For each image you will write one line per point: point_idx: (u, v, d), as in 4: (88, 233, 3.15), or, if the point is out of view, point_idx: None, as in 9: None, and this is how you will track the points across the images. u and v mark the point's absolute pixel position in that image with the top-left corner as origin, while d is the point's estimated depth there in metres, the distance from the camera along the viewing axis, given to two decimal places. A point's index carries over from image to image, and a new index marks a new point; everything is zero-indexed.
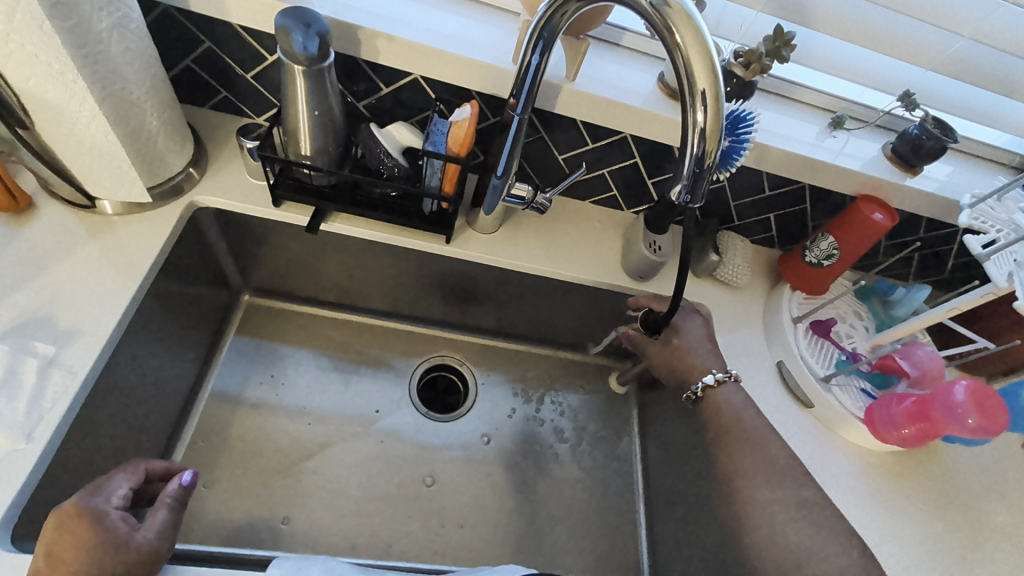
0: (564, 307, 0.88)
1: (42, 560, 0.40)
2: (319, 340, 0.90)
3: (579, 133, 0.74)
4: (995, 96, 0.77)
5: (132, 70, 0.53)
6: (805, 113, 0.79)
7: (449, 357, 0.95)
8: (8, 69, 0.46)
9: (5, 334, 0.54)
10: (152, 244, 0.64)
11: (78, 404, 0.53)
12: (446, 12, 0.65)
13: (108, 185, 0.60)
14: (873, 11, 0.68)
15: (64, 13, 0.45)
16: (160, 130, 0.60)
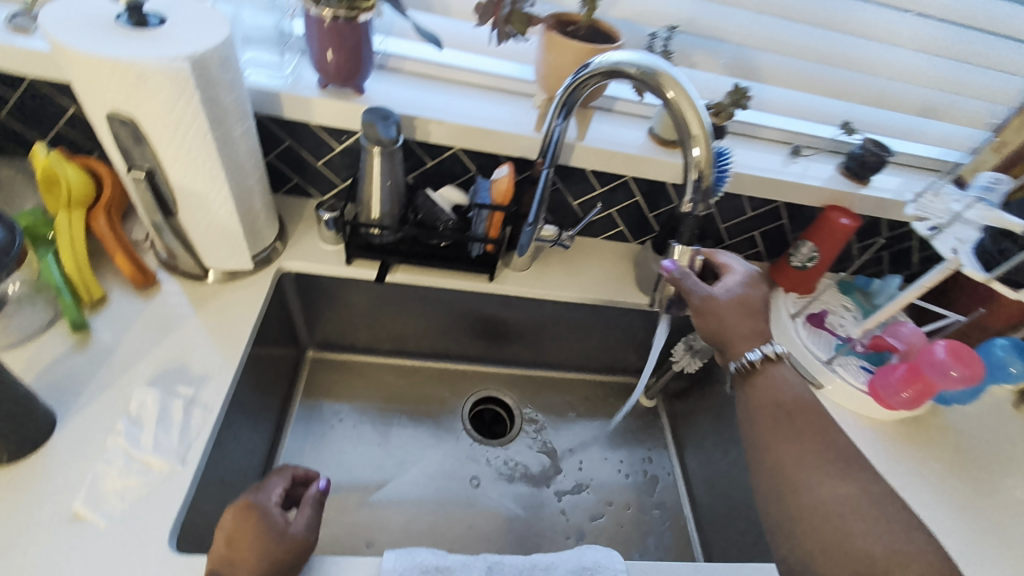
0: (592, 331, 1.01)
1: (224, 545, 0.50)
2: (379, 385, 1.02)
3: (590, 180, 0.91)
4: (916, 118, 0.96)
5: (251, 165, 0.68)
6: (769, 146, 0.97)
7: (493, 391, 1.06)
8: (174, 170, 0.60)
9: (151, 382, 0.65)
10: (255, 303, 0.76)
11: (215, 434, 0.63)
12: (478, 99, 0.83)
13: (222, 257, 0.73)
14: (806, 65, 0.88)
15: (219, 127, 0.60)
16: (261, 210, 0.74)
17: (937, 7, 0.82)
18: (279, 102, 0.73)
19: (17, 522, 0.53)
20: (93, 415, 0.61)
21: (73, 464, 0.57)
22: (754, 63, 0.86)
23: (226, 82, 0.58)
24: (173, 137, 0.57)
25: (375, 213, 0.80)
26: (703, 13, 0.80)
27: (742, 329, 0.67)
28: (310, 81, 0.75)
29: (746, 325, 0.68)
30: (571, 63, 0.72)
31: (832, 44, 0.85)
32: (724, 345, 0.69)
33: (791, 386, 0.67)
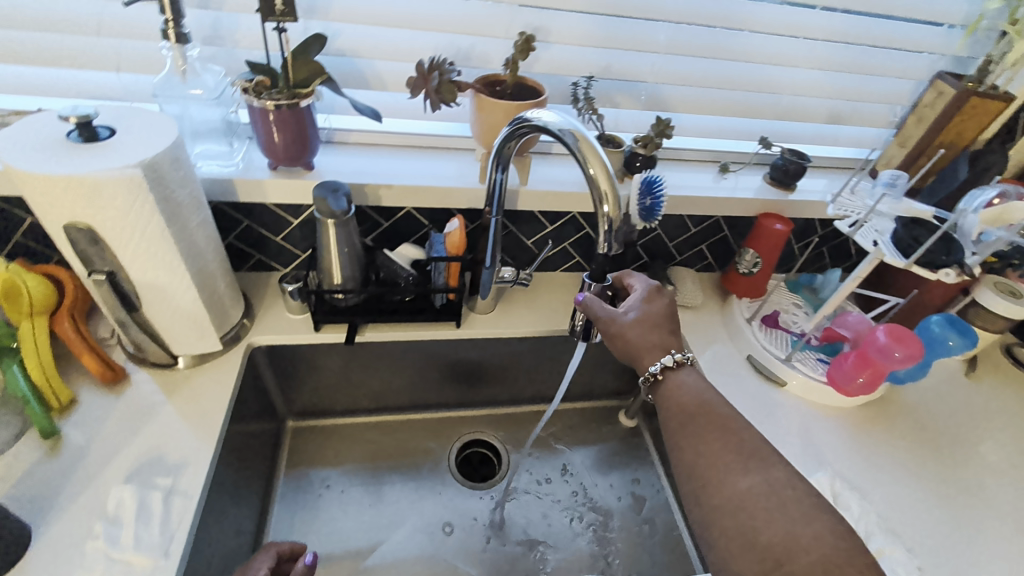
0: (564, 361, 1.04)
1: None
2: (363, 445, 1.02)
3: (540, 219, 0.96)
4: (826, 126, 1.05)
5: (210, 251, 0.70)
6: (700, 167, 1.04)
7: (478, 433, 1.07)
8: (134, 267, 0.63)
9: (127, 478, 0.65)
10: (227, 382, 0.77)
11: (196, 521, 0.63)
12: (423, 159, 0.88)
13: (190, 343, 0.75)
14: (718, 93, 0.96)
15: (174, 222, 0.63)
16: (225, 291, 0.77)
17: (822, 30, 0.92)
18: (232, 188, 0.77)
19: None
20: (70, 521, 0.61)
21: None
22: (671, 97, 0.94)
23: (178, 179, 0.62)
24: (131, 238, 0.60)
25: (338, 279, 0.83)
26: (616, 60, 0.88)
27: (645, 343, 0.72)
28: (259, 165, 0.79)
29: (649, 338, 0.73)
30: (502, 119, 0.78)
31: (736, 72, 0.94)
32: (635, 361, 0.73)
33: (696, 390, 0.70)
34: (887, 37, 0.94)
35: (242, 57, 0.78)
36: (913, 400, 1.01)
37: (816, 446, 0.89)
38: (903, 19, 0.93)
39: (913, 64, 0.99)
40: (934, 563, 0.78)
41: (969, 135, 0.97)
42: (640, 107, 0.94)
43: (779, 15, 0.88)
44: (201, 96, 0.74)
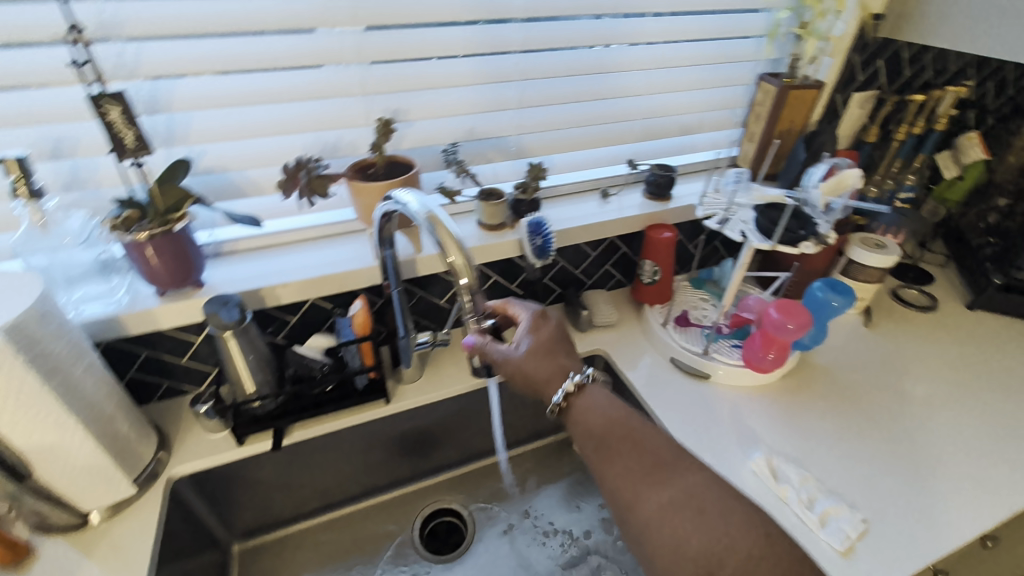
0: (506, 409, 1.05)
1: None
2: (320, 549, 0.97)
3: (445, 280, 1.00)
4: (683, 137, 1.17)
5: (104, 395, 0.68)
6: (584, 197, 1.12)
7: (438, 503, 1.05)
8: (17, 434, 0.60)
9: None
10: (149, 526, 0.73)
11: None
12: (315, 250, 0.90)
13: (100, 495, 0.71)
14: (580, 130, 1.06)
15: (54, 377, 0.61)
16: (130, 431, 0.73)
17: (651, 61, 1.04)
18: (120, 324, 0.76)
19: None
20: None
21: None
22: (537, 143, 1.03)
23: (49, 334, 0.60)
24: (5, 407, 0.58)
25: (251, 385, 0.82)
26: (477, 122, 0.95)
27: (544, 373, 0.72)
28: (146, 295, 0.79)
29: (546, 366, 0.73)
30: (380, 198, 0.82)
31: (588, 110, 1.03)
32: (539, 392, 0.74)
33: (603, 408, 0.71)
34: (707, 56, 1.07)
35: (109, 196, 0.79)
36: (825, 360, 1.09)
37: (750, 428, 0.93)
38: (717, 39, 1.07)
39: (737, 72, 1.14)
40: (877, 510, 0.82)
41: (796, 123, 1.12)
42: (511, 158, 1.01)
43: (609, 55, 0.99)
44: (69, 242, 0.74)
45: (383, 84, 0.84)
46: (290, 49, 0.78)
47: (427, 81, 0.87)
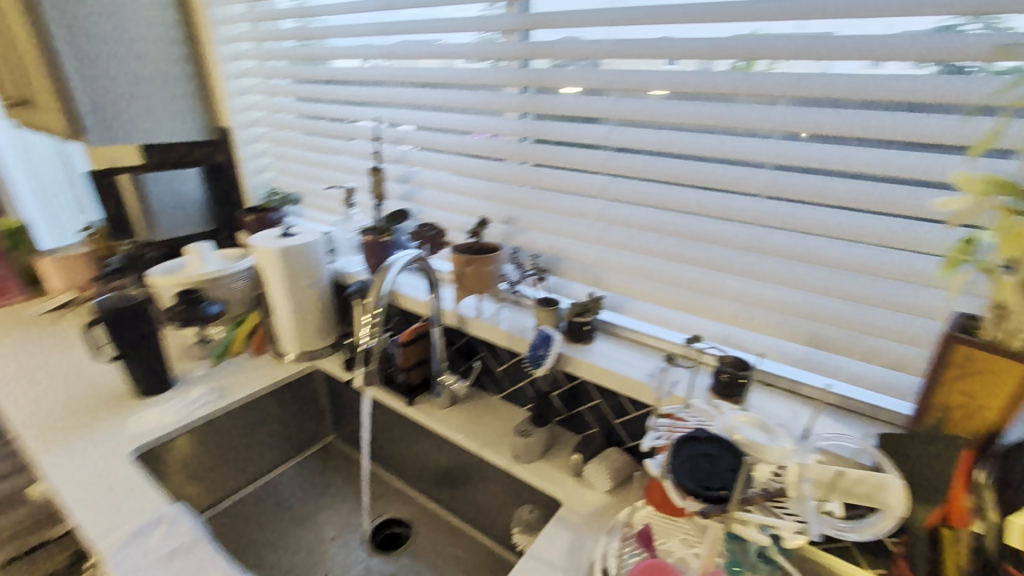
0: (481, 483, 1.08)
1: (108, 493, 0.89)
2: (335, 481, 1.30)
3: (496, 351, 1.14)
4: (812, 349, 0.88)
5: (303, 298, 1.24)
6: (648, 353, 1.02)
7: (401, 511, 1.21)
8: (275, 300, 1.24)
9: (213, 386, 1.20)
10: (271, 379, 1.26)
11: (196, 417, 1.10)
12: (420, 282, 1.25)
13: (287, 343, 1.30)
14: (658, 288, 1.00)
15: (290, 273, 1.20)
16: (294, 323, 1.26)
17: (761, 243, 0.86)
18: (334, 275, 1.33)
19: (127, 417, 1.10)
20: (174, 396, 1.17)
21: (149, 410, 1.13)
22: (608, 279, 1.05)
23: (305, 260, 1.21)
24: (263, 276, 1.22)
25: (323, 340, 1.33)
26: (559, 240, 1.09)
27: None
28: (354, 268, 1.35)
29: None
30: (460, 267, 1.06)
31: (669, 269, 0.98)
32: None
33: None
34: (842, 258, 0.80)
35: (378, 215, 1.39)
36: None
37: None
38: (867, 246, 0.79)
39: (916, 298, 0.77)
40: None
41: (975, 409, 0.67)
42: (584, 281, 1.07)
43: (689, 225, 0.93)
44: (348, 228, 1.35)
45: (507, 197, 1.12)
46: (467, 144, 1.14)
47: (529, 201, 1.10)
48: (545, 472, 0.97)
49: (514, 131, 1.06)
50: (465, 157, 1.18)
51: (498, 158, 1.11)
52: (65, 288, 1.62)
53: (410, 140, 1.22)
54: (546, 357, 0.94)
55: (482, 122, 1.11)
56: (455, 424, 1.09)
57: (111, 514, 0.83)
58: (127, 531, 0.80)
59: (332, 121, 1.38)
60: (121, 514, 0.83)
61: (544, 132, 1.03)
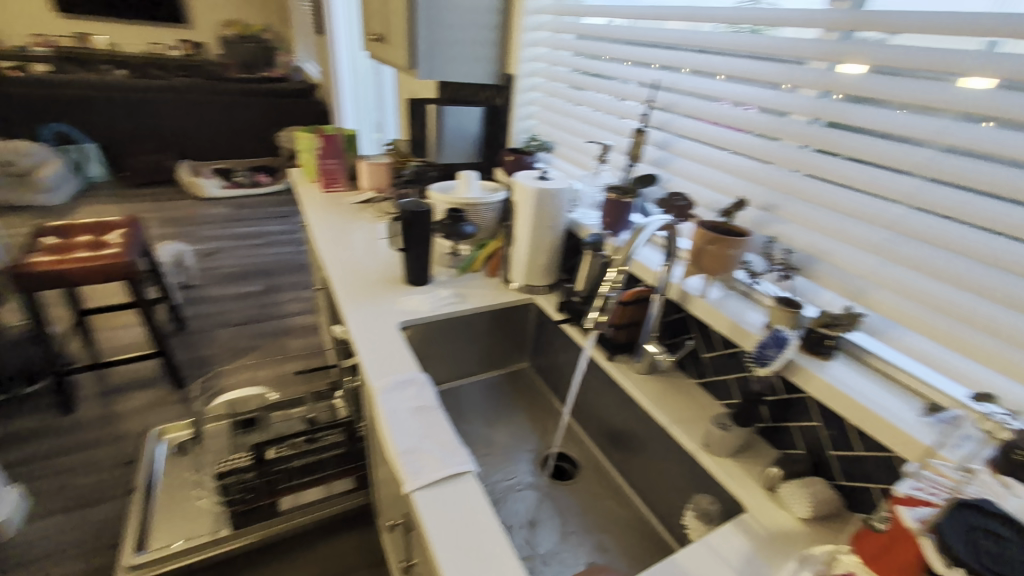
0: (658, 455, 1.08)
1: (383, 347, 1.17)
2: (526, 405, 1.49)
3: (711, 337, 1.09)
4: None
5: (542, 237, 1.38)
6: (899, 390, 0.85)
7: (574, 451, 1.31)
8: (518, 233, 1.41)
9: (457, 293, 1.44)
10: (497, 299, 1.45)
11: (443, 313, 1.36)
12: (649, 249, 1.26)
13: (517, 273, 1.47)
14: (943, 322, 0.82)
15: (537, 211, 1.35)
16: (528, 257, 1.42)
17: None
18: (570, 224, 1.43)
19: (398, 297, 1.41)
20: (429, 292, 1.45)
21: (411, 297, 1.43)
22: (873, 296, 0.90)
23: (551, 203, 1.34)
24: (515, 210, 1.39)
25: (545, 279, 1.47)
26: (820, 240, 0.98)
27: None
28: (588, 221, 1.44)
29: None
30: (702, 243, 1.04)
31: (968, 303, 0.79)
32: None
33: None
34: None
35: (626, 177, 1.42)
36: None
37: None
38: None
39: None
40: None
41: None
42: (838, 290, 0.95)
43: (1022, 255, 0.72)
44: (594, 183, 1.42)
45: (774, 183, 1.04)
46: (743, 119, 1.09)
47: (799, 189, 1.00)
48: (735, 473, 0.92)
49: (805, 112, 0.97)
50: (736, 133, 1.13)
51: (776, 138, 1.03)
52: (369, 187, 2.13)
53: (680, 108, 1.21)
54: (774, 359, 0.87)
55: (768, 97, 1.04)
56: (648, 391, 1.11)
57: (382, 365, 1.10)
58: (390, 379, 1.04)
59: (605, 82, 1.45)
60: (388, 367, 1.09)
61: (843, 117, 0.92)
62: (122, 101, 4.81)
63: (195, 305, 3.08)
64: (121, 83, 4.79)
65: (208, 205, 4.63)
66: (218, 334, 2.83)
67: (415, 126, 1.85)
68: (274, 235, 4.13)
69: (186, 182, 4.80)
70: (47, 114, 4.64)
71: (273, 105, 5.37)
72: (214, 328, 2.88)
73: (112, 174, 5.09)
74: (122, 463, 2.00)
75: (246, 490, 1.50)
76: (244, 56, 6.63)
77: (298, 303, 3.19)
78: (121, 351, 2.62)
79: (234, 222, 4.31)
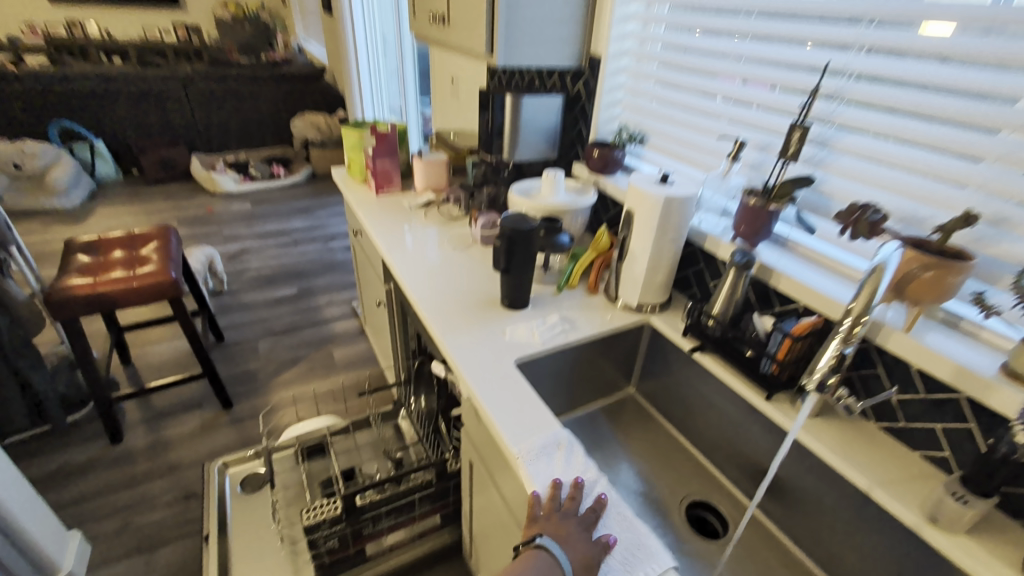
0: (849, 519, 0.92)
1: (514, 400, 1.03)
2: (638, 437, 1.32)
3: (911, 378, 0.91)
4: None
5: (666, 251, 1.20)
6: None
7: (720, 505, 1.16)
8: (636, 247, 1.22)
9: (565, 319, 1.27)
10: (612, 323, 1.27)
11: (560, 343, 1.19)
12: (808, 268, 1.08)
13: (629, 293, 1.29)
14: None
15: (662, 223, 1.16)
16: (648, 276, 1.24)
17: None
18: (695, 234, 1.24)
19: (504, 324, 1.24)
20: (534, 314, 1.28)
21: (518, 322, 1.25)
22: None
23: (678, 212, 1.14)
24: (634, 222, 1.20)
25: (661, 297, 1.28)
26: None
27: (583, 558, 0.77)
28: (712, 230, 1.23)
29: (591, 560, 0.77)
30: (911, 268, 0.84)
31: None
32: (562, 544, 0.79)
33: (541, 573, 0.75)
34: None
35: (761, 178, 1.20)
36: None
37: None
38: None
39: None
40: None
41: None
42: None
43: None
44: (722, 187, 1.21)
45: (1002, 191, 0.83)
46: (949, 108, 0.88)
47: None
48: (982, 558, 0.75)
49: None
50: (934, 124, 0.92)
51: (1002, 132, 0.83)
52: (425, 187, 1.92)
53: (846, 95, 1.01)
54: None
55: (989, 80, 0.83)
56: (830, 442, 0.94)
57: (517, 425, 0.97)
58: (537, 447, 0.92)
59: (727, 62, 1.23)
60: (526, 425, 0.97)
61: None
62: (128, 94, 4.58)
63: (231, 314, 2.92)
64: (125, 75, 4.54)
65: (226, 201, 4.43)
66: (259, 345, 2.68)
67: (485, 120, 1.64)
68: (299, 231, 3.93)
69: (201, 178, 4.58)
70: (51, 111, 4.42)
71: (284, 92, 5.11)
72: (254, 339, 2.72)
73: (124, 172, 4.88)
74: (183, 496, 1.88)
75: (335, 539, 1.39)
76: (245, 38, 6.26)
77: (336, 306, 3.02)
78: (161, 368, 2.48)
79: (255, 219, 4.11)
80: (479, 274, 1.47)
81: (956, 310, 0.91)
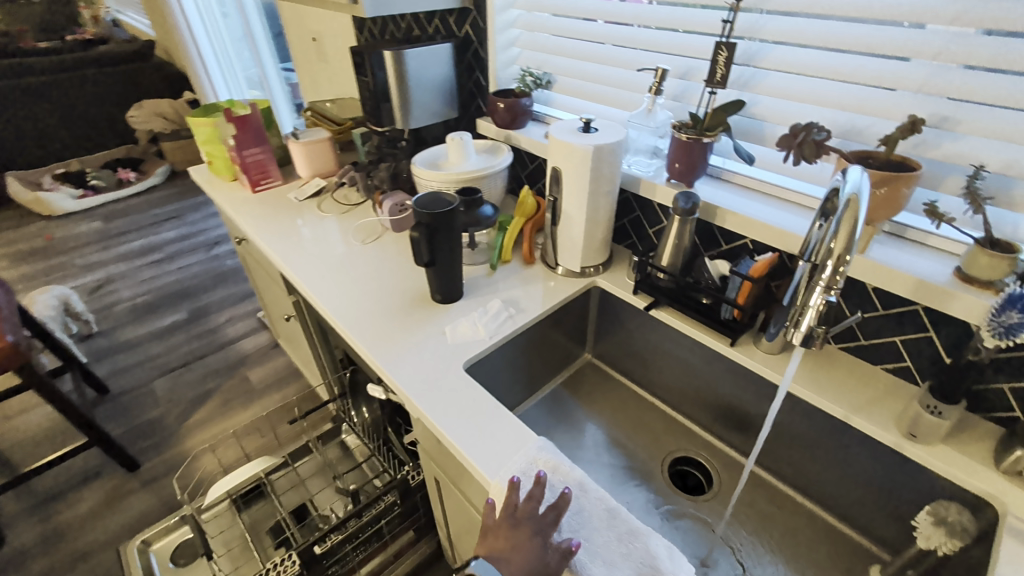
0: (829, 446, 0.92)
1: (476, 414, 0.89)
2: (604, 402, 1.25)
3: (868, 296, 0.90)
4: None
5: (602, 206, 1.09)
6: None
7: (698, 456, 1.14)
8: (570, 207, 1.09)
9: (508, 301, 1.14)
10: (557, 294, 1.16)
11: (510, 331, 1.06)
12: (751, 201, 1.02)
13: (570, 257, 1.18)
14: None
15: (594, 177, 1.04)
16: (586, 236, 1.12)
17: None
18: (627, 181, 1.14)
19: (444, 322, 1.08)
20: (473, 303, 1.13)
21: (457, 315, 1.10)
22: None
23: (609, 162, 1.02)
24: (562, 180, 1.07)
25: (603, 254, 1.18)
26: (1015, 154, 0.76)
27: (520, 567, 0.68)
28: (644, 173, 1.13)
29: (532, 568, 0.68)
30: None
31: None
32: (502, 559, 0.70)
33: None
34: None
35: (687, 109, 1.11)
36: None
37: None
38: None
39: None
40: None
41: None
42: None
43: None
44: (649, 125, 1.10)
45: (939, 89, 0.78)
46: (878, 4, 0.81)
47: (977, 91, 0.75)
48: (961, 462, 0.77)
49: None
50: (863, 24, 0.85)
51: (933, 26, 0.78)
52: (311, 174, 1.64)
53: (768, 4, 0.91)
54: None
55: None
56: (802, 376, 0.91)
57: (487, 444, 0.84)
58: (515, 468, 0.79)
59: None
60: (496, 442, 0.84)
61: None
62: None
63: (110, 359, 2.46)
64: None
65: (68, 223, 3.68)
66: (156, 387, 2.30)
67: (366, 84, 1.39)
68: (172, 243, 3.37)
69: (26, 200, 3.74)
70: None
71: (109, 79, 4.22)
72: (148, 382, 2.33)
73: None
74: None
75: None
76: (36, 16, 5.03)
77: (240, 322, 2.65)
78: (32, 445, 2.04)
79: (112, 238, 3.46)
80: (398, 266, 1.28)
81: (900, 220, 0.90)
